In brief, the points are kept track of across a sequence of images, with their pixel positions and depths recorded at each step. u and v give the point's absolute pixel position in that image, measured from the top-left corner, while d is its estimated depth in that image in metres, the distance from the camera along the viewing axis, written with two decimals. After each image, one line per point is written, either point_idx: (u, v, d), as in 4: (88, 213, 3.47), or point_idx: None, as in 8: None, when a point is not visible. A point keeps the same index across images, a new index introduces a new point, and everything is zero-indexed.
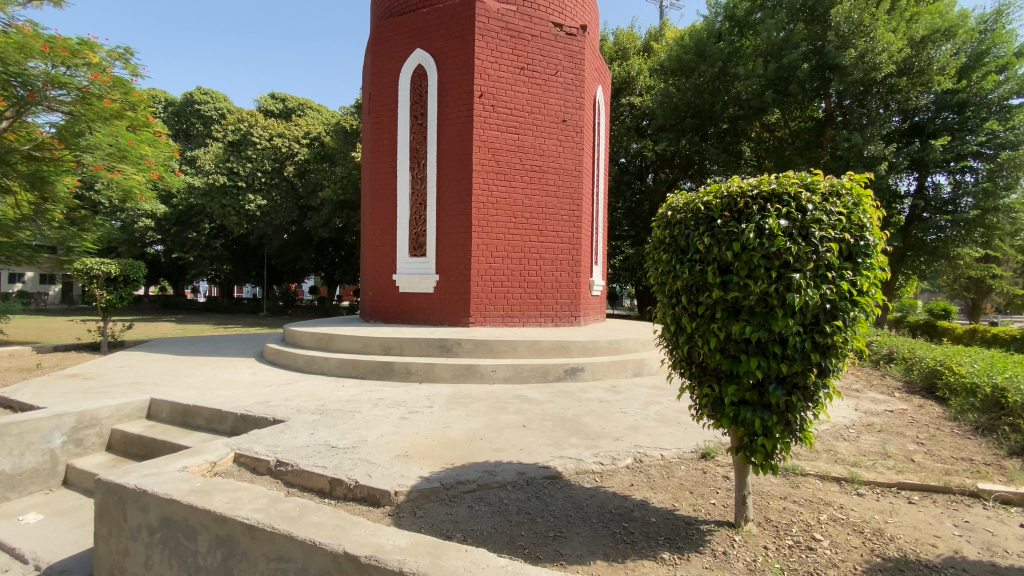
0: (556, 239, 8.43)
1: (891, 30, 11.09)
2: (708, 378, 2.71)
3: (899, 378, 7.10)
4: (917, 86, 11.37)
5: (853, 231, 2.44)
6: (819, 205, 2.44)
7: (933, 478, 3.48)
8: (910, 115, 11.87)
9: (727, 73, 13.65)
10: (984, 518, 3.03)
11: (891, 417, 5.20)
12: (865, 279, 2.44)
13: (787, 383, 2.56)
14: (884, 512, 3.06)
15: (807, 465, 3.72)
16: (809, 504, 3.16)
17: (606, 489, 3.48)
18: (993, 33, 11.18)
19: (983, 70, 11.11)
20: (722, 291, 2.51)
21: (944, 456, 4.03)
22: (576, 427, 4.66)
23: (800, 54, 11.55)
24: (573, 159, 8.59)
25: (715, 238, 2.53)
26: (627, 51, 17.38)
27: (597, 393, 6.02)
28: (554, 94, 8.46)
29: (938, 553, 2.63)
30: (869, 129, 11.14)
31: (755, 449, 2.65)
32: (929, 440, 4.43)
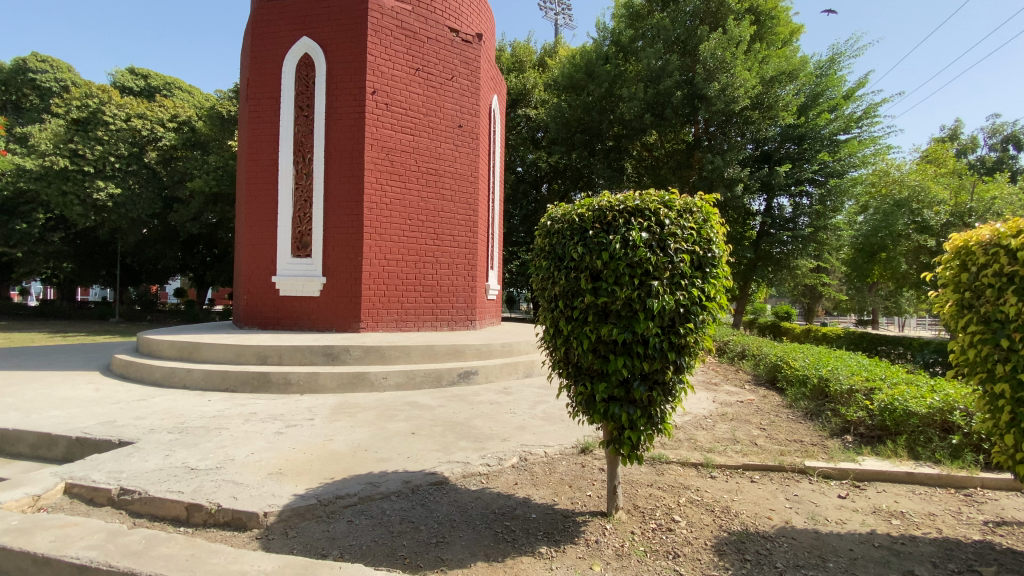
0: (452, 242, 8.42)
1: (747, 69, 12.71)
2: (583, 377, 2.90)
3: (750, 372, 8.14)
4: (766, 119, 13.14)
5: (701, 244, 2.75)
6: (674, 220, 2.72)
7: (771, 459, 4.02)
8: (761, 144, 13.61)
9: (613, 94, 14.75)
10: (810, 490, 3.53)
11: (741, 406, 5.96)
12: (712, 286, 2.75)
13: (649, 379, 2.82)
14: (731, 492, 3.49)
15: (670, 453, 4.12)
16: (671, 489, 3.50)
17: (491, 490, 3.53)
18: (827, 78, 13.16)
19: (818, 109, 13.04)
20: (593, 297, 2.70)
21: (780, 439, 4.69)
22: (465, 431, 4.68)
23: (674, 83, 12.89)
24: (469, 164, 8.65)
25: (588, 248, 2.72)
26: (523, 63, 18.05)
27: (488, 396, 6.10)
28: (450, 99, 8.46)
29: (773, 524, 3.02)
30: (728, 154, 12.72)
31: (623, 441, 2.89)
32: (769, 425, 5.13)
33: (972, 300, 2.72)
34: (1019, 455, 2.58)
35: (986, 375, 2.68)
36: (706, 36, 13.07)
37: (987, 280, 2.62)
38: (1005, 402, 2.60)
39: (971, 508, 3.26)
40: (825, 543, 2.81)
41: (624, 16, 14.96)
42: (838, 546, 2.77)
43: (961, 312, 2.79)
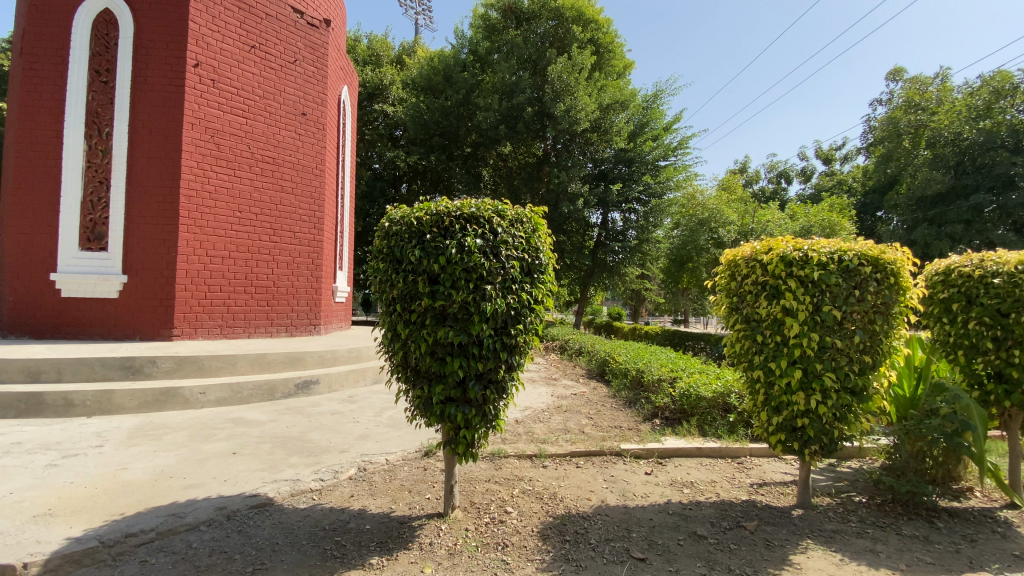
0: (293, 239, 7.76)
1: (588, 95, 14.11)
2: (421, 380, 2.91)
3: (584, 366, 9.02)
4: (602, 141, 14.70)
5: (530, 252, 2.93)
6: (507, 228, 2.85)
7: (595, 445, 4.48)
8: (598, 164, 15.04)
9: (470, 101, 15.17)
10: (623, 470, 4.01)
11: (574, 398, 6.58)
12: (539, 290, 2.96)
13: (484, 379, 2.92)
14: (558, 478, 3.81)
15: (508, 448, 4.37)
16: (506, 482, 3.72)
17: (323, 506, 3.33)
18: (651, 111, 14.80)
19: (644, 138, 14.61)
20: (430, 300, 2.73)
21: (603, 425, 5.28)
22: (299, 445, 4.35)
23: (525, 99, 13.79)
24: (314, 156, 8.07)
25: (425, 252, 2.74)
26: (380, 58, 17.49)
27: (329, 406, 5.75)
28: (292, 84, 7.82)
29: (591, 504, 3.37)
30: (571, 171, 14.00)
31: (458, 440, 2.96)
32: (596, 414, 5.73)
33: (739, 303, 3.35)
34: (771, 427, 3.22)
35: (749, 364, 3.31)
36: (554, 60, 14.19)
37: (749, 287, 3.23)
38: (760, 385, 3.25)
39: (741, 473, 3.97)
40: (631, 516, 3.20)
41: (480, 28, 15.50)
42: (641, 517, 3.17)
43: (733, 313, 3.40)
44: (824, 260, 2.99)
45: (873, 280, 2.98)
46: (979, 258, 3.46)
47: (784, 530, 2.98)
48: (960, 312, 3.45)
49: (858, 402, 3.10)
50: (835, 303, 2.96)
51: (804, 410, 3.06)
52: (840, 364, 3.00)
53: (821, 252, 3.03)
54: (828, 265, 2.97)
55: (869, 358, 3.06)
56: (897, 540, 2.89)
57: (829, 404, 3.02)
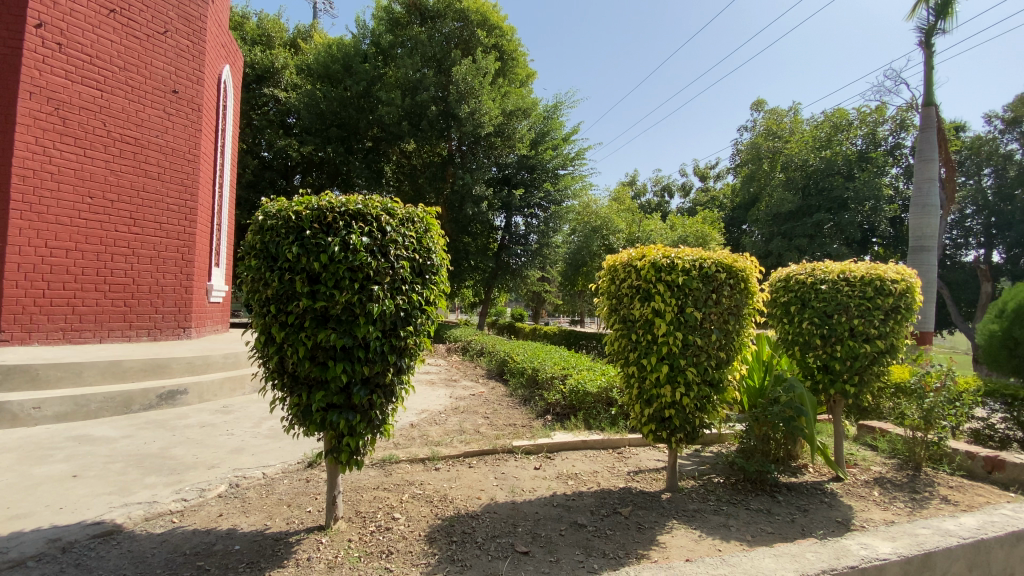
0: (158, 232, 6.89)
1: (492, 99, 14.33)
2: (300, 387, 2.75)
3: (484, 366, 9.11)
4: (506, 147, 14.98)
5: (421, 252, 2.86)
6: (396, 227, 2.76)
7: (488, 444, 4.54)
8: (502, 168, 15.22)
9: (371, 94, 14.65)
10: (513, 467, 4.12)
11: (472, 398, 6.63)
12: (431, 291, 2.90)
13: (370, 383, 2.81)
14: (449, 480, 3.81)
15: (400, 453, 4.28)
16: (396, 488, 3.63)
17: (183, 529, 3.00)
18: (552, 121, 15.27)
19: (546, 146, 15.11)
20: (310, 301, 2.59)
21: (498, 424, 5.37)
22: (159, 463, 3.88)
23: (429, 97, 13.66)
24: (187, 140, 7.25)
25: (304, 249, 2.58)
26: (272, 38, 16.26)
27: (198, 418, 5.19)
28: (161, 57, 6.96)
29: (481, 503, 3.40)
30: (476, 173, 14.08)
31: (341, 449, 2.83)
32: (491, 413, 5.81)
33: (618, 304, 3.60)
34: (644, 418, 3.51)
35: (628, 361, 3.57)
36: (458, 61, 14.21)
37: (626, 290, 3.50)
38: (635, 380, 3.53)
39: (620, 462, 4.26)
40: (518, 511, 3.29)
41: (383, 20, 15.10)
42: (527, 512, 3.27)
43: (612, 314, 3.65)
44: (688, 266, 3.32)
45: (727, 285, 3.36)
46: (811, 268, 4.07)
47: (653, 513, 3.24)
48: (797, 314, 4.01)
49: (716, 393, 3.46)
50: (698, 306, 3.30)
51: (670, 401, 3.38)
52: (701, 359, 3.35)
53: (687, 260, 3.35)
54: (691, 271, 3.31)
55: (724, 354, 3.45)
56: (746, 514, 3.28)
57: (691, 396, 3.36)
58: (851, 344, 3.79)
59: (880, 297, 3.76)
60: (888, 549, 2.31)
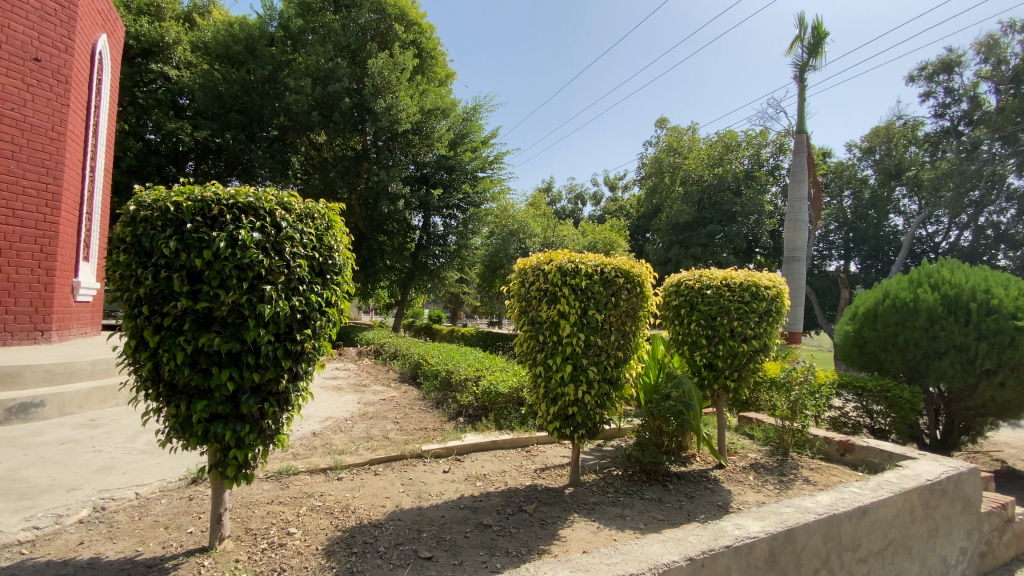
0: (10, 219, 5.91)
1: (409, 96, 14.01)
2: (178, 396, 2.51)
3: (397, 370, 8.86)
4: (424, 146, 14.73)
5: (321, 250, 2.71)
6: (293, 223, 2.59)
7: (396, 450, 4.43)
8: (420, 167, 14.95)
9: (278, 80, 13.73)
10: (421, 471, 4.05)
11: (382, 404, 6.42)
12: (332, 292, 2.76)
13: (261, 391, 2.62)
14: (352, 489, 3.66)
15: (299, 464, 4.05)
16: (293, 501, 3.42)
17: (33, 562, 2.59)
18: (471, 123, 15.26)
19: (465, 147, 15.05)
20: (190, 301, 2.37)
21: (408, 429, 5.26)
22: (5, 488, 3.33)
23: (341, 88, 13.06)
24: (50, 115, 6.29)
25: (184, 244, 2.35)
26: (162, 9, 14.68)
27: (58, 433, 4.52)
28: (21, 19, 5.99)
29: (385, 511, 3.31)
30: (392, 170, 13.67)
31: (227, 462, 2.61)
32: (402, 418, 5.67)
33: (527, 306, 3.68)
34: (550, 417, 3.62)
35: (535, 361, 3.67)
36: (375, 53, 13.76)
37: (534, 292, 3.59)
38: (542, 380, 3.64)
39: (528, 461, 4.36)
40: (424, 516, 3.23)
41: (293, 3, 14.20)
42: (433, 516, 3.23)
43: (522, 315, 3.73)
44: (590, 271, 3.48)
45: (625, 289, 3.57)
46: (699, 275, 4.44)
47: (556, 508, 3.35)
48: (687, 317, 4.37)
49: (615, 390, 3.65)
50: (600, 308, 3.47)
51: (573, 399, 3.52)
52: (602, 359, 3.53)
53: (590, 265, 3.50)
54: (594, 276, 3.47)
55: (623, 354, 3.65)
56: (640, 504, 3.50)
57: (592, 393, 3.52)
58: (731, 344, 4.18)
59: (756, 301, 4.19)
60: (758, 527, 2.57)
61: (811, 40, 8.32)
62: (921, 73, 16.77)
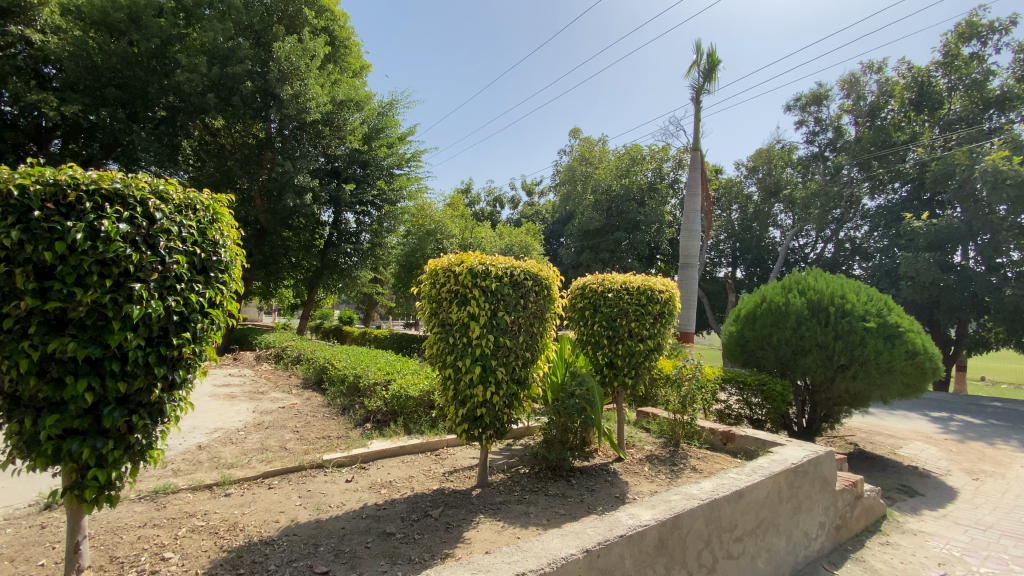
0: None
1: (319, 85, 13.31)
2: (21, 411, 2.16)
3: (301, 375, 8.35)
4: (335, 138, 14.02)
5: (204, 246, 2.48)
6: (170, 215, 2.34)
7: (294, 460, 4.18)
8: (330, 160, 14.24)
9: (167, 56, 12.42)
10: (322, 482, 3.84)
11: (281, 412, 6.01)
12: (216, 291, 2.54)
13: (129, 403, 2.33)
14: (242, 505, 3.39)
15: (181, 481, 3.68)
16: (172, 522, 3.09)
17: None
18: (387, 117, 14.81)
19: (379, 142, 14.56)
20: (38, 300, 2.06)
21: (309, 437, 4.97)
22: None
23: (242, 70, 12.06)
24: None
25: (30, 234, 2.03)
26: None
27: None
28: None
29: (278, 527, 3.09)
30: (299, 162, 12.84)
31: (85, 484, 2.29)
32: (303, 426, 5.35)
33: (437, 307, 3.65)
34: (458, 419, 3.60)
35: (444, 363, 3.63)
36: (281, 37, 12.88)
37: (444, 294, 3.56)
38: (450, 382, 3.62)
39: (436, 464, 4.30)
40: (322, 529, 3.07)
41: None
42: (332, 528, 3.08)
43: (432, 317, 3.68)
44: (501, 273, 3.51)
45: (533, 291, 3.66)
46: (602, 278, 4.67)
47: (462, 511, 3.34)
48: (591, 318, 4.59)
49: (522, 390, 3.71)
50: (508, 310, 3.52)
51: (481, 400, 3.53)
52: (510, 360, 3.57)
53: (499, 267, 3.54)
54: (503, 278, 3.51)
55: (530, 354, 3.72)
56: (544, 500, 3.60)
57: (500, 394, 3.55)
58: (629, 343, 4.45)
59: (651, 304, 4.49)
60: (648, 515, 2.76)
61: (706, 66, 9.10)
62: (797, 103, 18.98)
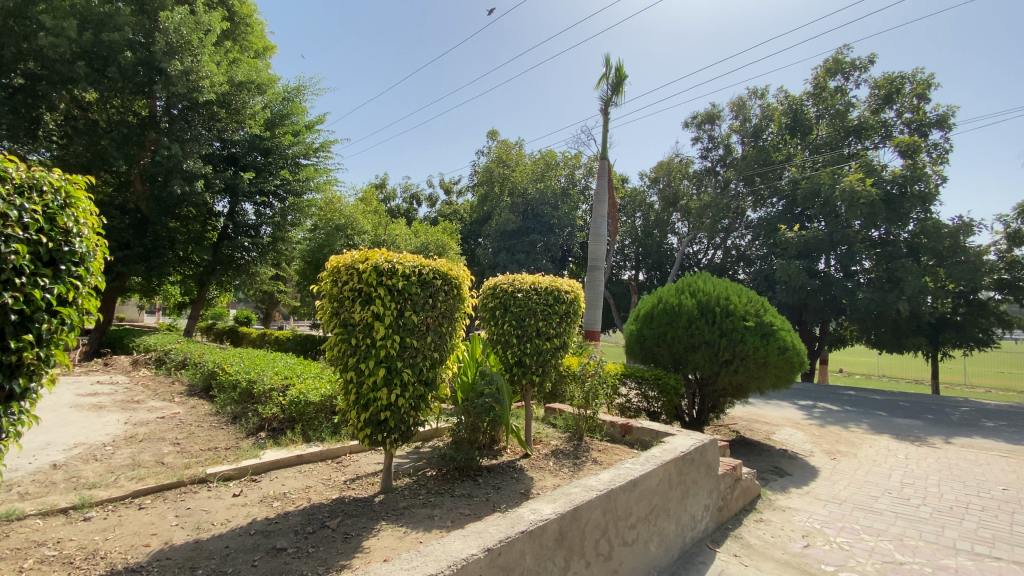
0: None
1: (214, 63, 12.18)
2: None
3: (186, 382, 7.57)
4: (233, 122, 12.87)
5: (53, 234, 2.16)
6: (7, 197, 2.00)
7: (172, 476, 3.77)
8: (227, 145, 13.06)
9: (24, 13, 10.70)
10: (205, 498, 3.50)
11: (159, 423, 5.39)
12: (68, 287, 2.22)
13: None
14: (105, 530, 2.99)
15: (26, 507, 3.17)
16: (11, 555, 2.65)
17: None
18: (293, 103, 13.93)
19: (283, 129, 13.63)
20: None
21: (192, 450, 4.51)
22: None
23: (121, 39, 10.66)
24: None
25: None
26: None
27: None
28: None
29: (148, 552, 2.76)
30: (188, 145, 11.59)
31: None
32: (185, 438, 4.84)
33: (338, 307, 3.48)
34: (360, 424, 3.46)
35: (346, 365, 3.47)
36: (171, 6, 11.58)
37: (347, 293, 3.40)
38: (352, 385, 3.47)
39: (337, 472, 4.10)
40: (201, 550, 2.79)
41: None
42: (213, 549, 2.81)
43: (334, 317, 3.51)
44: (408, 272, 3.42)
45: (442, 291, 3.61)
46: (512, 279, 4.73)
47: (362, 519, 3.21)
48: (501, 318, 4.62)
49: (430, 391, 3.64)
50: (415, 310, 3.44)
51: (386, 403, 3.42)
52: (417, 361, 3.49)
53: (406, 265, 3.44)
54: (410, 277, 3.42)
55: (439, 355, 3.66)
56: (450, 502, 3.57)
57: (406, 396, 3.45)
58: (537, 342, 4.56)
59: (558, 304, 4.64)
60: (550, 510, 2.83)
61: (614, 80, 9.59)
62: (693, 121, 20.65)
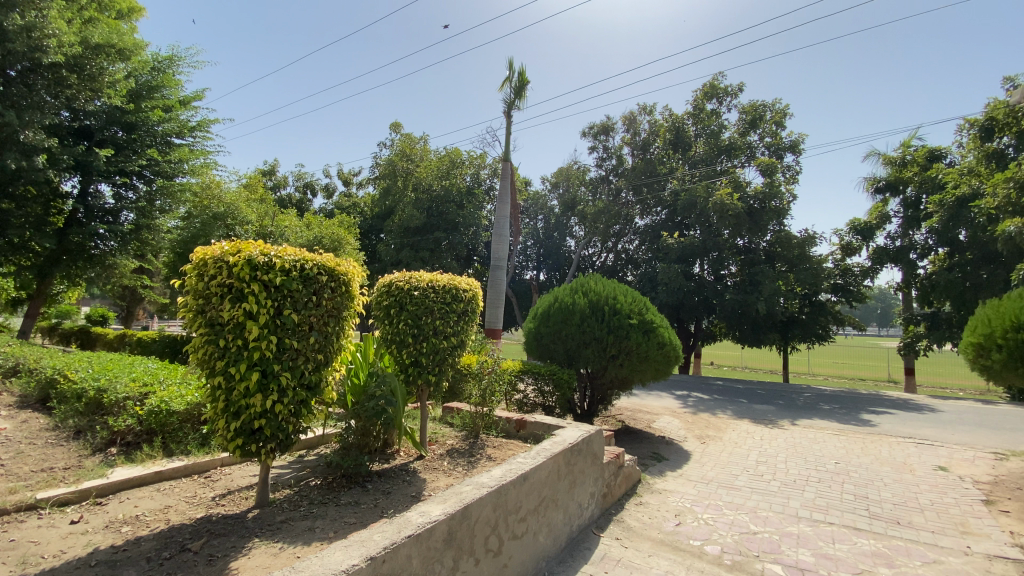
0: None
1: (62, 19, 10.40)
2: None
3: (15, 392, 6.37)
4: (87, 89, 10.91)
5: None
6: None
7: None
8: (78, 115, 11.12)
9: None
10: (32, 528, 2.98)
11: None
12: None
13: None
14: None
15: None
16: None
17: None
18: (164, 75, 12.38)
19: (151, 103, 12.06)
20: None
21: (20, 472, 3.82)
22: None
23: None
24: None
25: None
26: None
27: None
28: None
29: None
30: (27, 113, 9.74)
31: None
32: (10, 459, 4.07)
33: (204, 305, 3.16)
34: (231, 434, 3.18)
35: (214, 370, 3.16)
36: None
37: (214, 289, 3.09)
38: (221, 392, 3.17)
39: (204, 489, 3.72)
40: None
41: None
42: None
43: (199, 316, 3.18)
44: (287, 267, 3.20)
45: (328, 288, 3.41)
46: (409, 276, 4.62)
47: (232, 538, 2.94)
48: (396, 317, 4.50)
49: (313, 396, 3.43)
50: (295, 308, 3.22)
51: (260, 411, 3.17)
52: (298, 363, 3.27)
53: (285, 259, 3.21)
54: (291, 272, 3.20)
55: (324, 357, 3.47)
56: (334, 511, 3.40)
57: (284, 401, 3.23)
58: (433, 342, 4.52)
59: (455, 302, 4.63)
60: (439, 511, 2.82)
61: (516, 84, 9.78)
62: (590, 131, 21.75)
